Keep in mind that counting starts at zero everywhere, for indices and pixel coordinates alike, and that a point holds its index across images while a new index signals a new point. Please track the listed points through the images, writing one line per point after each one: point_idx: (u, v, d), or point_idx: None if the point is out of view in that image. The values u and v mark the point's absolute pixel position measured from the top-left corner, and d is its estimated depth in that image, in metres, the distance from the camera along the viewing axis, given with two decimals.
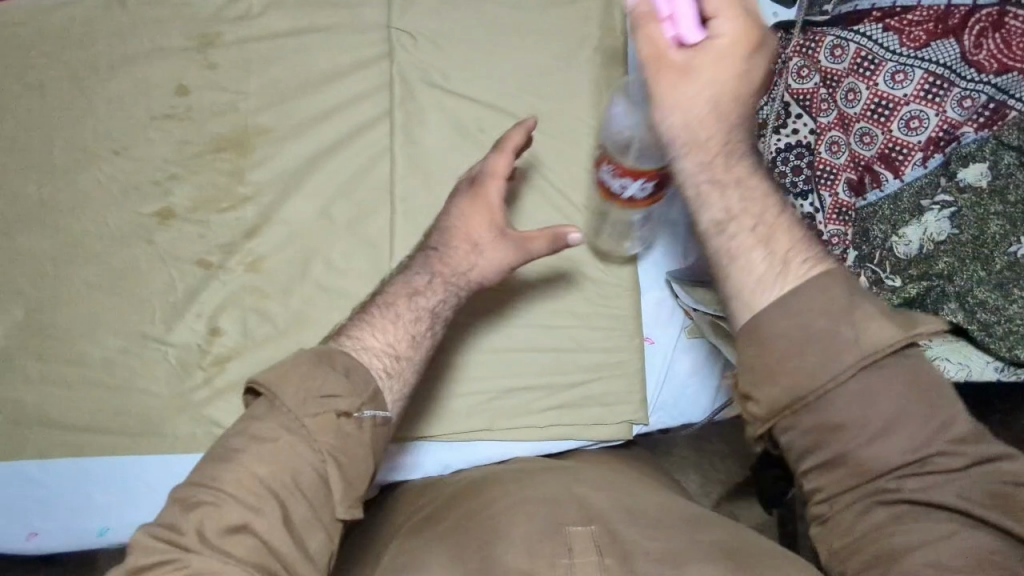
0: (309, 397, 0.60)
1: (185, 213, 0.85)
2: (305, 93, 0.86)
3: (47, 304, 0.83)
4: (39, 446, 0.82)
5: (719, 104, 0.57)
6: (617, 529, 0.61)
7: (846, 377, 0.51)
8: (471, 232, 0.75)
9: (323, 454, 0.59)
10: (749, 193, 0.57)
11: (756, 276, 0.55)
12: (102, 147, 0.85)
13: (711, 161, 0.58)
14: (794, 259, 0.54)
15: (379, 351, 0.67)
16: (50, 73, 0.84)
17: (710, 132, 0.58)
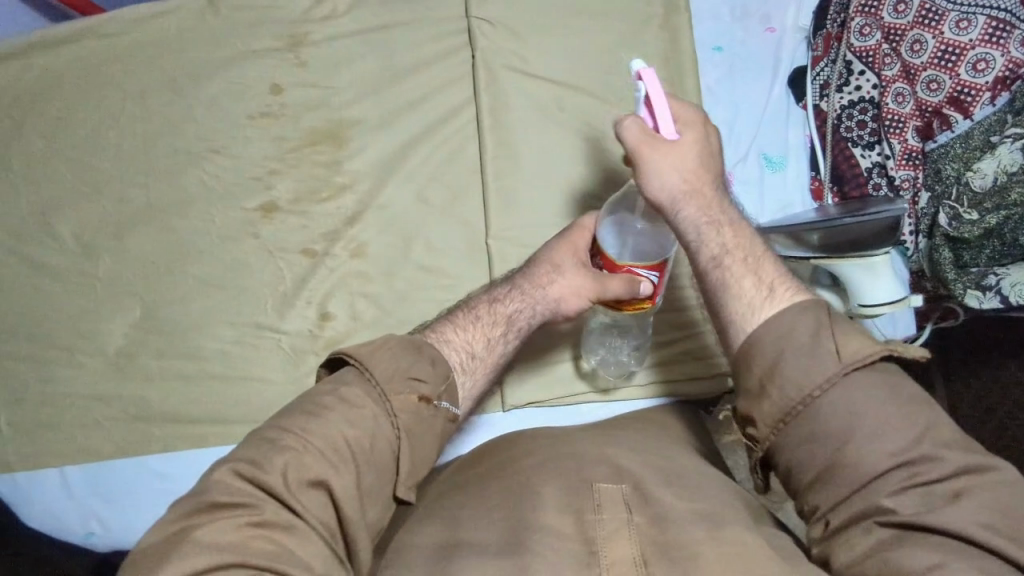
0: (398, 373, 0.59)
1: (288, 206, 0.89)
2: (392, 84, 0.91)
3: (162, 301, 0.86)
4: (162, 440, 0.84)
5: (703, 166, 0.65)
6: (651, 490, 0.61)
7: (828, 384, 0.52)
8: (557, 258, 0.75)
9: (400, 423, 0.58)
10: (736, 232, 0.64)
11: (749, 300, 0.60)
12: (203, 148, 0.88)
13: (709, 206, 0.64)
14: (779, 286, 0.60)
15: (461, 347, 0.69)
16: (150, 80, 0.88)
17: (684, 174, 0.63)
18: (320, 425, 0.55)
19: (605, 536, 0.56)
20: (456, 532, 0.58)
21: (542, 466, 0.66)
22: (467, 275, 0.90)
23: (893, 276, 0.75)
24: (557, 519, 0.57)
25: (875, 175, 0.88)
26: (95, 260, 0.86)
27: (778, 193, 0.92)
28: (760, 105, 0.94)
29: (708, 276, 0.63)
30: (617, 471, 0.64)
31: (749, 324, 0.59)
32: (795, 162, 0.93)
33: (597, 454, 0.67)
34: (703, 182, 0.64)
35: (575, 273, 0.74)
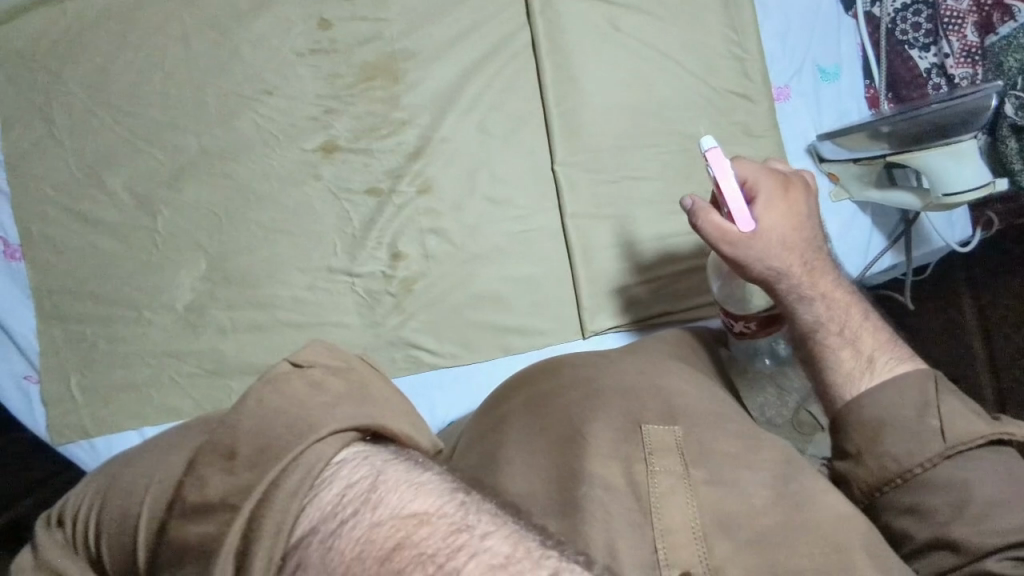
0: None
1: (349, 144, 0.86)
2: (444, 14, 0.88)
3: (228, 250, 0.83)
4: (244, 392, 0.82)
5: (800, 240, 0.68)
6: (703, 435, 0.60)
7: (932, 464, 0.56)
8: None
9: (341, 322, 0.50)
10: (836, 306, 0.67)
11: (847, 372, 0.64)
12: (254, 90, 0.84)
13: (810, 281, 0.68)
14: (878, 355, 0.64)
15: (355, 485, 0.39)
16: (191, 20, 0.83)
17: (786, 259, 0.67)
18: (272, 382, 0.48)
19: (661, 493, 0.55)
20: (496, 482, 0.58)
21: (589, 403, 0.63)
22: (536, 205, 0.89)
23: (977, 159, 0.76)
24: (610, 470, 0.56)
25: (934, 74, 0.91)
26: (152, 213, 0.82)
27: (837, 103, 0.94)
28: (812, 14, 0.93)
29: (808, 355, 0.67)
30: (670, 409, 0.63)
31: (842, 393, 0.63)
32: (849, 70, 0.94)
33: (646, 387, 0.65)
34: (798, 260, 0.67)
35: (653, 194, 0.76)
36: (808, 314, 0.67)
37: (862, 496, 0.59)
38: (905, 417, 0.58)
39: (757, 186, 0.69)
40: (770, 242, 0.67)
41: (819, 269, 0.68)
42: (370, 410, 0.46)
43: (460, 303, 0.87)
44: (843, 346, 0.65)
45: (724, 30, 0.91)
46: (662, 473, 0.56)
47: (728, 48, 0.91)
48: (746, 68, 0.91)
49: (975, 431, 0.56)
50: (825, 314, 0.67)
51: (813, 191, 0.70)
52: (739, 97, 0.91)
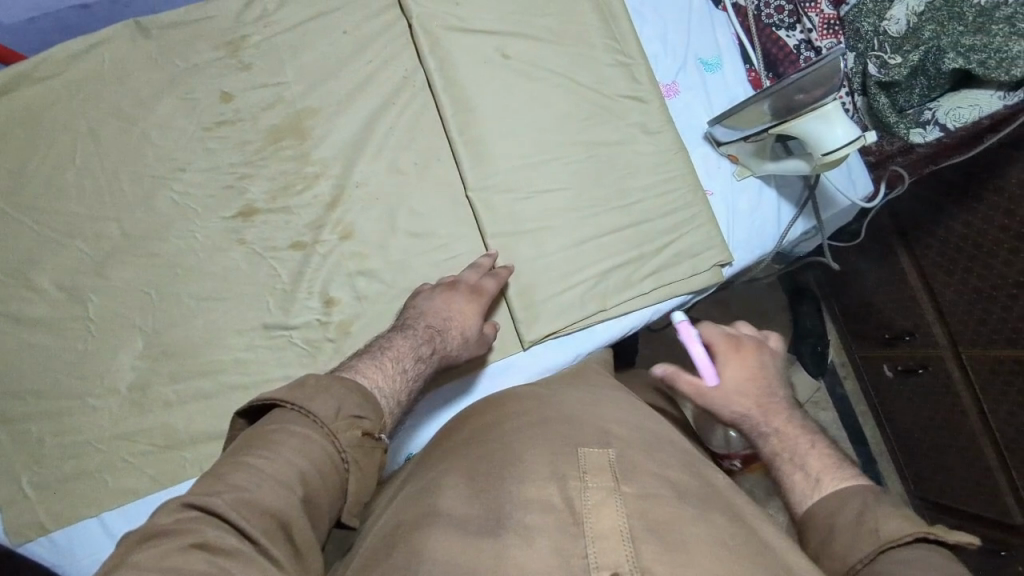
0: (344, 412, 0.62)
1: (267, 206, 0.89)
2: (340, 69, 0.92)
3: (163, 326, 0.84)
4: (198, 462, 0.82)
5: (754, 385, 0.75)
6: (635, 458, 0.61)
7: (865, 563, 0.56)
8: (467, 329, 0.83)
9: (348, 455, 0.60)
10: (792, 440, 0.70)
11: (798, 491, 0.67)
12: (167, 169, 0.88)
13: (767, 418, 0.73)
14: (826, 476, 0.66)
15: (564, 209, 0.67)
16: (97, 114, 0.87)
17: (738, 402, 0.74)
18: (269, 459, 0.55)
19: (592, 505, 0.54)
20: (435, 503, 0.58)
21: (530, 434, 0.65)
22: (458, 232, 0.92)
23: (845, 119, 0.80)
24: (545, 490, 0.56)
25: (803, 49, 0.97)
26: (83, 302, 0.84)
27: (726, 90, 0.99)
28: (684, 13, 1.00)
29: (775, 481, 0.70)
30: (604, 436, 0.65)
31: (794, 508, 0.67)
32: (729, 58, 1.00)
33: (589, 420, 0.68)
34: (755, 402, 0.74)
35: (476, 346, 0.86)
36: (766, 449, 0.72)
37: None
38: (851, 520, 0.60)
39: (712, 348, 0.79)
40: (722, 390, 0.75)
41: (773, 406, 0.74)
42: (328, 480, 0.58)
43: None
44: (797, 472, 0.68)
45: (606, 40, 0.97)
46: (594, 486, 0.56)
47: (612, 56, 0.97)
48: (634, 71, 0.97)
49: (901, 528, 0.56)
50: (782, 446, 0.71)
51: (769, 349, 0.79)
52: (633, 100, 0.96)
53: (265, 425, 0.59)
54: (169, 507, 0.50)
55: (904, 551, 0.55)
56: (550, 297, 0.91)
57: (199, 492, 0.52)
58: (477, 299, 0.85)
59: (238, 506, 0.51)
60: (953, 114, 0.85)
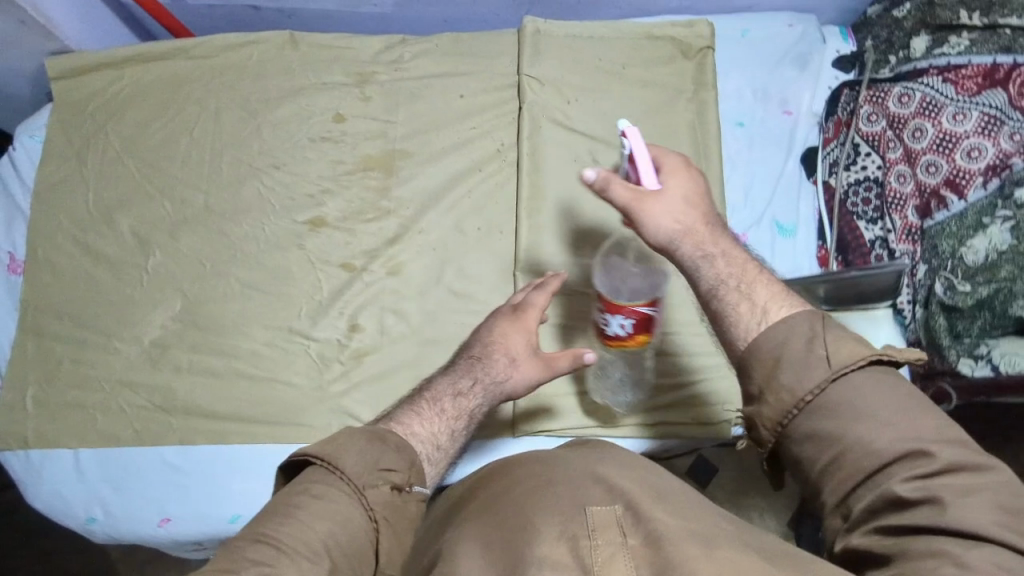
0: (372, 464, 0.63)
1: (335, 222, 0.95)
2: (444, 125, 1.00)
3: (204, 298, 0.90)
4: (180, 433, 0.85)
5: (693, 203, 0.69)
6: (644, 505, 0.55)
7: (820, 390, 0.54)
8: (514, 350, 0.82)
9: (377, 513, 0.60)
10: (733, 259, 0.66)
11: (745, 323, 0.61)
12: (265, 163, 0.96)
13: (708, 241, 0.68)
14: (774, 305, 0.61)
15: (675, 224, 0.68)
16: (227, 99, 0.97)
17: (676, 221, 0.68)
18: (296, 528, 0.56)
19: (600, 562, 0.51)
20: (451, 562, 0.54)
21: (529, 492, 0.59)
22: (495, 303, 0.95)
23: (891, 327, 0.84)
24: (556, 551, 0.52)
25: (877, 246, 0.96)
26: (146, 253, 0.91)
27: (787, 257, 1.00)
28: (775, 176, 1.03)
29: (716, 307, 0.65)
30: (608, 485, 0.58)
31: (743, 340, 0.61)
32: (804, 230, 1.01)
33: (587, 473, 0.61)
34: (698, 221, 0.68)
35: (534, 364, 0.83)
36: (714, 272, 0.66)
37: (770, 434, 0.57)
38: (797, 351, 0.57)
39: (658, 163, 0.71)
40: (657, 202, 0.68)
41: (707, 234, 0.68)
42: (351, 545, 0.58)
43: (403, 383, 0.91)
44: (736, 292, 0.64)
45: None
46: (603, 549, 0.52)
47: None
48: None
49: (852, 354, 0.54)
50: (722, 270, 0.66)
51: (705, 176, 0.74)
52: None
53: (298, 484, 0.60)
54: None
55: (855, 376, 0.54)
56: (560, 394, 0.94)
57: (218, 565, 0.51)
58: (523, 322, 0.84)
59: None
60: (1009, 359, 0.85)
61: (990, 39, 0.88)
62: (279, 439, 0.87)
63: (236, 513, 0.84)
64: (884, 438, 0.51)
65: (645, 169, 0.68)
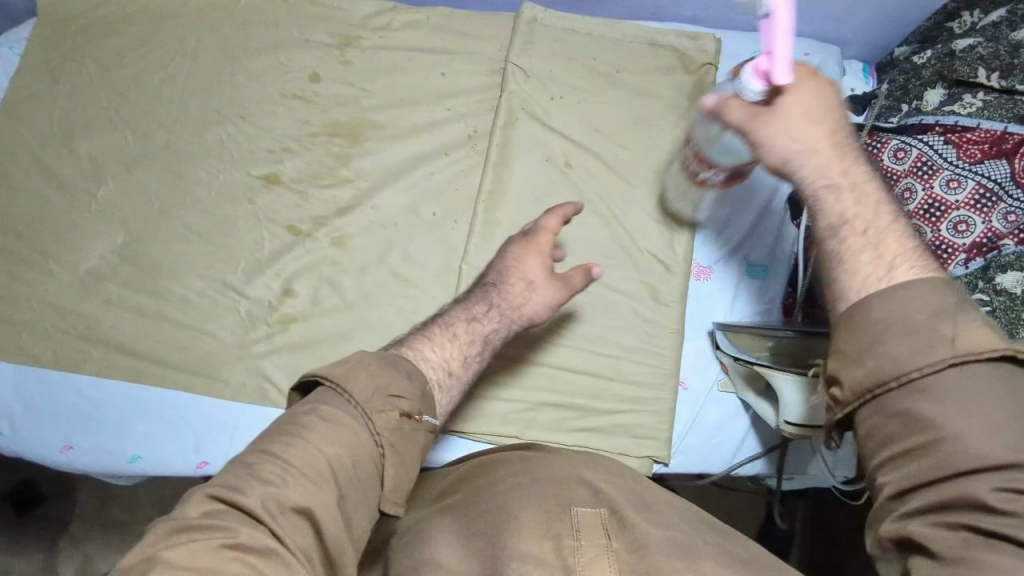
0: (381, 390, 0.63)
1: (290, 182, 0.93)
2: (419, 102, 0.96)
3: (145, 237, 0.90)
4: (97, 365, 0.86)
5: (804, 118, 0.61)
6: (629, 515, 0.65)
7: (930, 368, 0.49)
8: (530, 275, 0.82)
9: (383, 440, 0.61)
10: (864, 194, 0.58)
11: (862, 279, 0.54)
12: (232, 111, 0.94)
13: (814, 163, 0.61)
14: (902, 264, 0.54)
15: (809, 148, 0.61)
16: (206, 40, 0.95)
17: (789, 147, 0.61)
18: (301, 446, 0.57)
19: (584, 564, 0.61)
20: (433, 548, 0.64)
21: (521, 489, 0.68)
22: (434, 292, 0.93)
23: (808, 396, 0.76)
24: (540, 547, 0.62)
25: None
26: (99, 182, 0.91)
27: (750, 299, 0.95)
28: (755, 213, 0.96)
29: (828, 249, 0.58)
30: (596, 491, 0.68)
31: (852, 298, 0.54)
32: (775, 273, 0.96)
33: (568, 474, 0.71)
34: (822, 140, 0.61)
35: (557, 288, 0.83)
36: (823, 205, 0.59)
37: (846, 400, 0.53)
38: (916, 319, 0.51)
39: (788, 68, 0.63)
40: (794, 121, 0.61)
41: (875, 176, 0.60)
42: (354, 474, 0.59)
43: (324, 356, 0.90)
44: (854, 236, 0.56)
45: (665, 197, 0.97)
46: (587, 549, 0.62)
47: (661, 214, 0.96)
48: (674, 239, 0.96)
49: (983, 342, 0.49)
50: (834, 196, 0.59)
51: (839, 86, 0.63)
52: (658, 263, 0.95)
53: (303, 405, 0.62)
54: (195, 499, 0.53)
55: (976, 365, 0.48)
56: (496, 398, 0.92)
57: (224, 481, 0.54)
58: (535, 250, 0.84)
59: (265, 502, 0.53)
60: None
61: (1004, 104, 0.80)
62: (191, 387, 0.87)
63: (139, 453, 0.85)
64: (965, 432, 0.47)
65: (780, 65, 0.57)
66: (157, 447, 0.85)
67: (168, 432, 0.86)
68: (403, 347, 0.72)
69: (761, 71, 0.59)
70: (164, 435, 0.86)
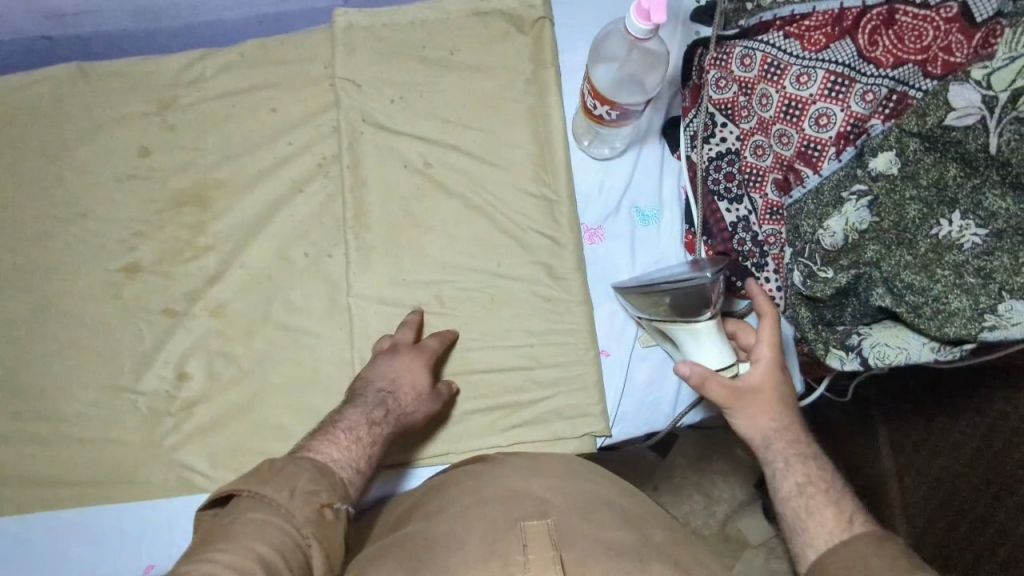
0: (299, 488, 0.65)
1: (152, 266, 0.90)
2: (258, 146, 0.92)
3: (22, 364, 0.87)
4: (15, 504, 0.85)
5: (777, 405, 0.73)
6: (569, 521, 0.66)
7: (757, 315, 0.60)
8: (419, 381, 0.83)
9: (308, 533, 0.62)
10: (817, 477, 0.69)
11: (827, 526, 0.66)
12: (70, 211, 0.90)
13: (773, 442, 0.72)
14: (857, 517, 0.66)
15: (758, 424, 0.72)
16: (23, 146, 0.90)
17: (746, 425, 0.73)
18: (238, 555, 0.57)
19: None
20: None
21: (465, 514, 0.68)
22: (329, 333, 0.90)
23: (716, 339, 0.79)
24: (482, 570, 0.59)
25: (740, 229, 0.86)
26: None
27: (652, 245, 0.91)
28: (632, 156, 0.92)
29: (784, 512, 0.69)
30: (539, 504, 0.69)
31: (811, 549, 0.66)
32: (669, 212, 0.92)
33: (520, 489, 0.71)
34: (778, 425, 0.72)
35: (431, 399, 0.85)
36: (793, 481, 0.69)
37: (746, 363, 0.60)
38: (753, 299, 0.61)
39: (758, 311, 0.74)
40: (753, 406, 0.72)
41: (784, 375, 0.74)
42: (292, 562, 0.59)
43: (237, 429, 0.88)
44: (820, 498, 0.68)
45: (535, 169, 0.92)
46: (534, 563, 0.58)
47: (536, 186, 0.92)
48: (555, 209, 0.91)
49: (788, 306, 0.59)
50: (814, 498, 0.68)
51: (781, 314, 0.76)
52: (546, 237, 0.91)
53: (223, 518, 0.62)
54: None
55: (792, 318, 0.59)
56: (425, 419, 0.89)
57: None
58: (421, 356, 0.85)
59: None
60: (879, 351, 0.76)
61: None
62: (113, 498, 0.86)
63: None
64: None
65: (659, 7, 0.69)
66: (98, 566, 0.84)
67: (104, 548, 0.84)
68: (315, 451, 0.73)
69: (643, 10, 0.70)
70: (101, 553, 0.84)
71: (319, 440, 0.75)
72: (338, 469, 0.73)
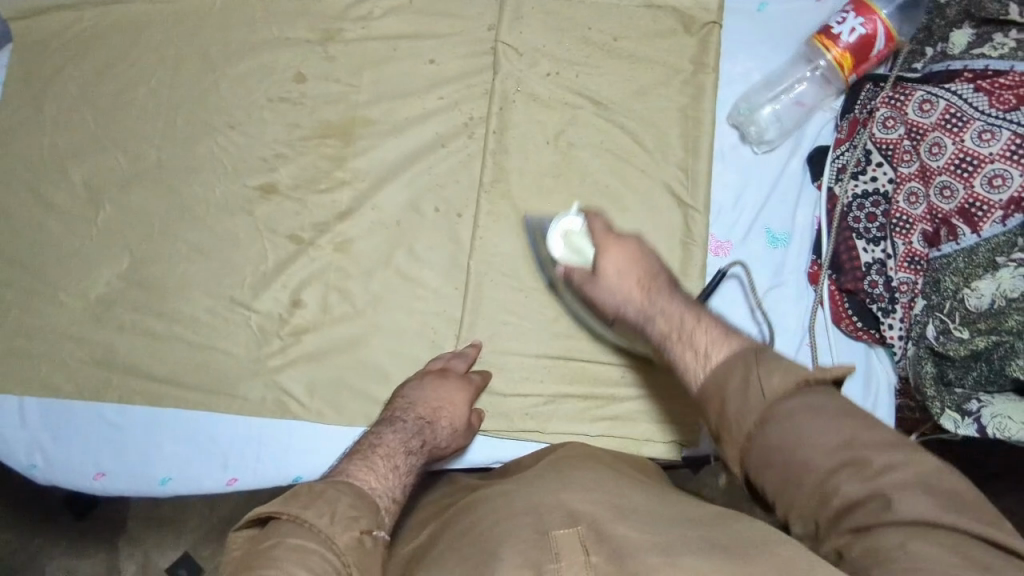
0: (339, 513, 0.61)
1: (287, 190, 0.91)
2: (410, 93, 0.92)
3: (148, 259, 0.89)
4: (118, 391, 0.87)
5: (633, 269, 0.78)
6: (609, 527, 0.57)
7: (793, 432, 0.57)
8: (457, 419, 0.82)
9: (347, 559, 0.58)
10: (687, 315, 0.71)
11: (691, 364, 0.66)
12: (220, 121, 0.91)
13: (647, 316, 0.75)
14: (715, 349, 0.64)
15: (611, 285, 0.78)
16: (186, 49, 0.92)
17: (610, 287, 0.78)
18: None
19: None
20: None
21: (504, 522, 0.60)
22: (443, 290, 0.90)
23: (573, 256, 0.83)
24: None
25: (874, 271, 0.84)
26: (97, 207, 0.90)
27: (774, 269, 0.89)
28: (773, 175, 0.91)
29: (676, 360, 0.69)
30: (573, 514, 0.59)
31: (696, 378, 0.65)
32: (799, 238, 0.90)
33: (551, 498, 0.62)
34: (632, 285, 0.77)
35: (463, 436, 0.84)
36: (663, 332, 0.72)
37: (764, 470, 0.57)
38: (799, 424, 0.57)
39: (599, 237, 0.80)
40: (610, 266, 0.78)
41: (638, 271, 0.78)
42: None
43: (340, 365, 0.89)
44: (686, 345, 0.68)
45: (677, 169, 0.91)
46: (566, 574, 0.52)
47: (675, 187, 0.91)
48: (688, 215, 0.90)
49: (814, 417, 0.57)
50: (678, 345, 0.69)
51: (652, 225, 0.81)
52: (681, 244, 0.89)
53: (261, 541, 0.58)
54: None
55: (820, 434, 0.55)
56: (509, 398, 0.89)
57: None
58: (466, 389, 0.84)
59: None
60: (1000, 422, 0.75)
61: None
62: (209, 406, 0.87)
63: (167, 474, 0.86)
64: (820, 454, 0.52)
65: None
66: (184, 468, 0.86)
67: (193, 451, 0.86)
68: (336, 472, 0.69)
69: None
70: (189, 456, 0.86)
71: (347, 462, 0.72)
72: (375, 498, 0.67)
